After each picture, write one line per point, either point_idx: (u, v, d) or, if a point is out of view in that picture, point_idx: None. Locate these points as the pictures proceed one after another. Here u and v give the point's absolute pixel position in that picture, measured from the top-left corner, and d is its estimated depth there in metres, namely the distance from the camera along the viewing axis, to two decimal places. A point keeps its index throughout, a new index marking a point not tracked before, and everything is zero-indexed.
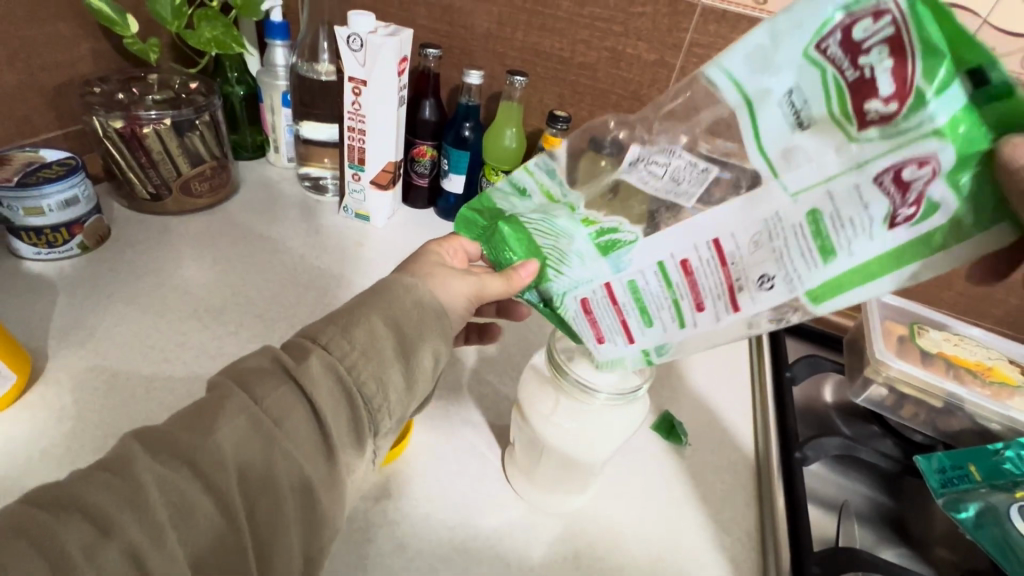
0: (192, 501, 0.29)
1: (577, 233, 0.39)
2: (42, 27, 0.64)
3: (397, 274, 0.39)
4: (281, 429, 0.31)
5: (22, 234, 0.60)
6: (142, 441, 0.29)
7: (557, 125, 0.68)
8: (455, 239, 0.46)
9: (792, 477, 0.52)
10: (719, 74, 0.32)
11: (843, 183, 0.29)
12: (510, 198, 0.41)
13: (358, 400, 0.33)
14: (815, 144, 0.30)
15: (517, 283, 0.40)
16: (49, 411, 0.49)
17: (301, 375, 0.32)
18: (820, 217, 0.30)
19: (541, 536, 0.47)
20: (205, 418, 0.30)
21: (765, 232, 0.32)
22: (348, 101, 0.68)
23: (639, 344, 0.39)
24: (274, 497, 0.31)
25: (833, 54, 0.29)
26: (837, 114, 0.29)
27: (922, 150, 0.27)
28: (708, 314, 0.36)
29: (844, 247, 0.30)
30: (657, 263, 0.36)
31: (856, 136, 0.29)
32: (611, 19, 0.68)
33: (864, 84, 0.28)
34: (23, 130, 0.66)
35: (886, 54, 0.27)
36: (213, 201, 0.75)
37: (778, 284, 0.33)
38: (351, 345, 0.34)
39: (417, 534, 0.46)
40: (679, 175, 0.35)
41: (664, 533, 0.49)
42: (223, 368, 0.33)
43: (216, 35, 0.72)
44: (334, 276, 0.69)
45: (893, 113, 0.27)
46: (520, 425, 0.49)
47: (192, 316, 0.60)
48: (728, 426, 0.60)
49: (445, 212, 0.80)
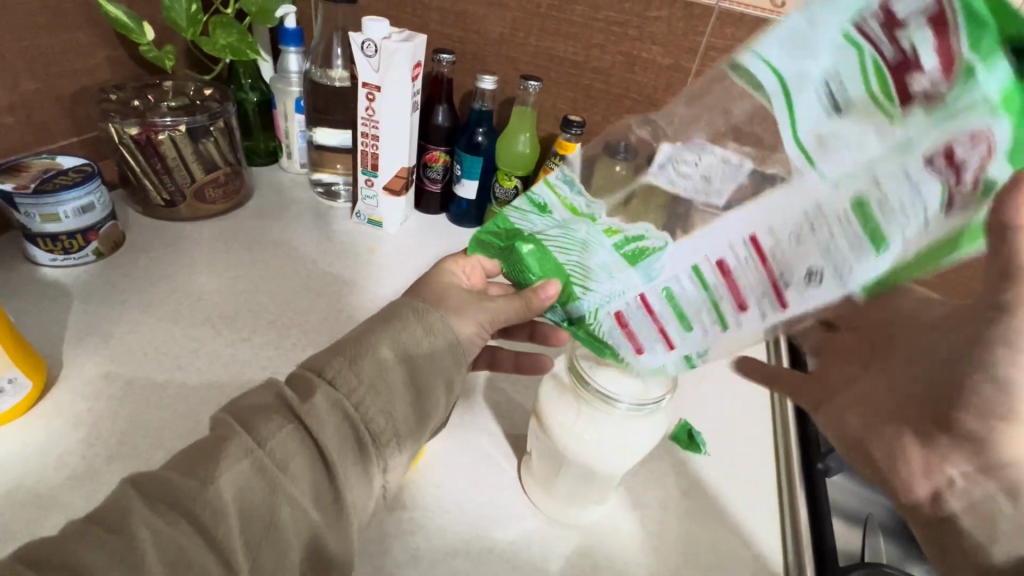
0: (189, 554, 0.28)
1: (599, 245, 0.38)
2: (59, 35, 0.64)
3: (406, 298, 0.39)
4: (286, 475, 0.31)
5: (38, 241, 0.60)
6: (139, 492, 0.29)
7: (572, 130, 0.68)
8: (469, 260, 0.45)
9: (814, 488, 0.52)
10: (756, 63, 0.31)
11: (890, 165, 0.29)
12: (530, 216, 0.40)
13: (365, 436, 0.33)
14: (855, 128, 0.30)
15: (538, 304, 0.40)
16: (63, 419, 0.49)
17: (305, 415, 0.32)
18: (867, 204, 0.30)
19: (558, 548, 0.47)
20: (205, 463, 0.30)
21: (806, 225, 0.32)
22: (362, 107, 0.68)
23: (680, 350, 0.38)
24: (279, 543, 0.30)
25: (872, 32, 0.28)
26: (878, 95, 0.29)
27: (972, 127, 0.27)
28: (753, 312, 0.35)
29: (897, 229, 0.30)
30: (691, 269, 0.35)
31: (900, 117, 0.29)
32: (626, 23, 0.67)
33: (906, 63, 0.28)
34: (40, 137, 0.66)
35: (927, 33, 0.27)
36: (226, 207, 0.75)
37: (826, 276, 0.32)
38: (358, 379, 0.33)
39: (432, 546, 0.45)
40: (711, 172, 0.35)
41: (684, 546, 0.48)
42: (226, 406, 0.33)
43: (230, 42, 0.72)
44: (347, 282, 0.69)
45: (940, 90, 0.27)
46: (539, 436, 0.49)
47: (206, 322, 0.60)
48: (750, 436, 0.58)
49: (457, 217, 0.80)
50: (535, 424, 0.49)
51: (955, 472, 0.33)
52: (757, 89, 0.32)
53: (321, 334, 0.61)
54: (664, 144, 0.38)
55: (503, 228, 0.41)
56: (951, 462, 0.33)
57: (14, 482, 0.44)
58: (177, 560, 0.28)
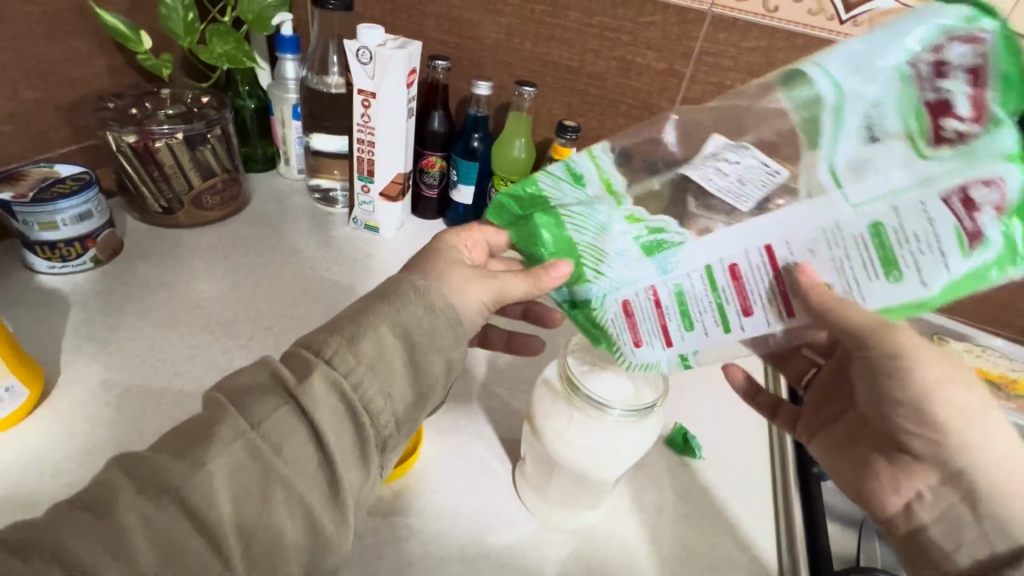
0: (179, 540, 0.28)
1: (620, 229, 0.38)
2: (58, 45, 0.65)
3: (405, 273, 0.39)
4: (281, 457, 0.31)
5: (37, 248, 0.61)
6: (126, 472, 0.29)
7: (567, 135, 0.68)
8: (476, 231, 0.45)
9: (809, 489, 0.52)
10: (819, 70, 0.33)
11: (911, 196, 0.31)
12: (561, 185, 0.40)
13: (362, 415, 0.33)
14: (886, 157, 0.31)
15: (547, 282, 0.40)
16: (62, 426, 0.50)
17: (301, 395, 0.32)
18: (883, 230, 0.31)
19: (554, 554, 0.47)
20: (199, 443, 0.30)
21: (823, 239, 0.33)
22: (358, 113, 0.68)
23: (677, 349, 0.38)
24: (273, 525, 0.30)
25: (923, 72, 0.30)
26: (913, 130, 0.31)
27: (990, 172, 0.29)
28: (756, 318, 0.36)
29: (907, 262, 0.31)
30: (704, 266, 0.36)
31: (928, 152, 0.30)
32: (620, 28, 0.68)
33: (942, 105, 0.30)
34: (39, 145, 0.67)
35: (965, 82, 0.29)
36: (224, 213, 0.76)
37: (834, 291, 0.34)
38: (358, 359, 0.34)
39: (428, 552, 0.45)
40: (746, 175, 0.35)
41: (681, 551, 0.48)
42: (218, 385, 0.33)
43: (227, 49, 0.72)
44: (345, 288, 0.69)
45: (967, 132, 0.30)
46: (531, 442, 0.49)
47: (203, 329, 0.61)
48: (746, 441, 0.58)
49: (455, 222, 0.80)
50: (528, 430, 0.49)
51: (922, 486, 0.38)
52: (808, 106, 0.34)
53: None
54: (715, 136, 0.38)
55: (530, 193, 0.41)
56: (918, 477, 0.38)
57: (12, 490, 0.45)
58: (170, 546, 0.28)
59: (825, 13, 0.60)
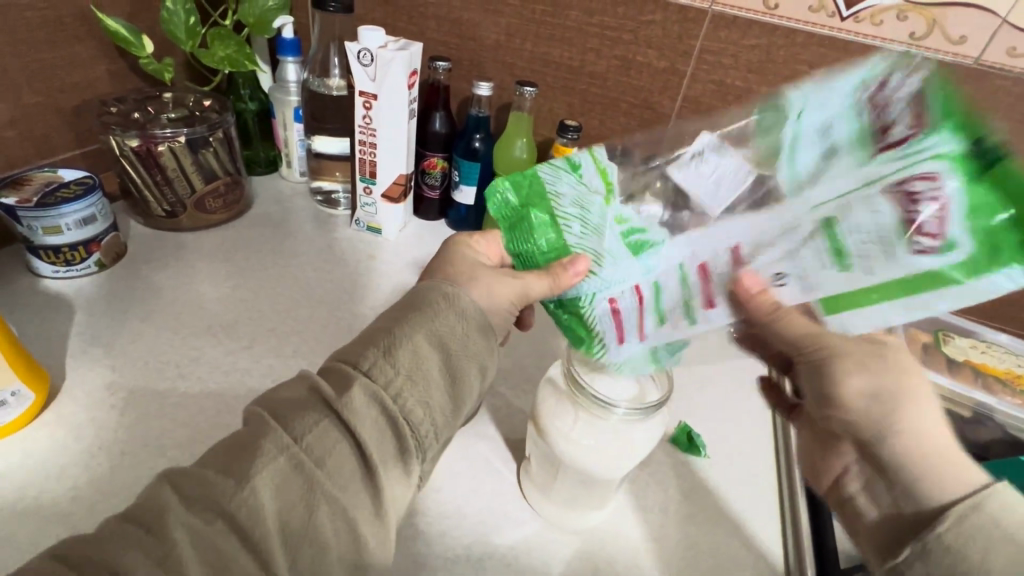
0: (226, 557, 0.28)
1: (609, 230, 0.40)
2: (60, 51, 0.65)
3: (432, 281, 0.39)
4: (324, 470, 0.31)
5: (41, 253, 0.61)
6: (173, 488, 0.29)
7: (568, 135, 0.68)
8: (491, 234, 0.44)
9: (816, 489, 0.52)
10: (782, 102, 0.38)
11: (858, 193, 0.33)
12: (560, 174, 0.41)
13: (404, 427, 0.33)
14: (837, 162, 0.35)
15: (566, 281, 0.38)
16: (67, 428, 0.50)
17: (342, 408, 0.32)
18: (835, 222, 0.34)
19: (559, 553, 0.47)
20: (246, 456, 0.30)
21: (784, 234, 0.36)
22: (359, 115, 0.69)
23: (650, 344, 0.40)
24: (318, 540, 0.30)
25: (866, 97, 0.35)
26: (862, 140, 0.34)
27: (925, 171, 0.31)
28: (719, 311, 0.38)
29: (856, 252, 0.33)
30: (678, 264, 0.38)
31: (874, 157, 0.34)
32: (620, 27, 0.68)
33: (886, 123, 0.34)
34: (42, 150, 0.67)
35: (906, 108, 0.34)
36: (227, 216, 0.76)
37: (790, 282, 0.36)
38: (396, 370, 0.34)
39: (434, 552, 0.45)
40: (722, 179, 0.38)
41: (686, 551, 0.48)
42: (259, 400, 0.33)
43: (228, 53, 0.73)
44: (347, 290, 0.69)
45: (908, 141, 0.33)
46: (536, 441, 0.49)
47: (207, 331, 0.61)
48: (750, 438, 0.58)
49: (456, 222, 0.80)
50: (533, 429, 0.49)
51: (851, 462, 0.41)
52: (774, 123, 0.38)
53: (320, 341, 0.62)
54: (703, 140, 0.40)
55: (532, 183, 0.41)
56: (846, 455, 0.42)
57: (18, 492, 0.45)
58: (217, 562, 0.28)
59: (827, 10, 0.60)
